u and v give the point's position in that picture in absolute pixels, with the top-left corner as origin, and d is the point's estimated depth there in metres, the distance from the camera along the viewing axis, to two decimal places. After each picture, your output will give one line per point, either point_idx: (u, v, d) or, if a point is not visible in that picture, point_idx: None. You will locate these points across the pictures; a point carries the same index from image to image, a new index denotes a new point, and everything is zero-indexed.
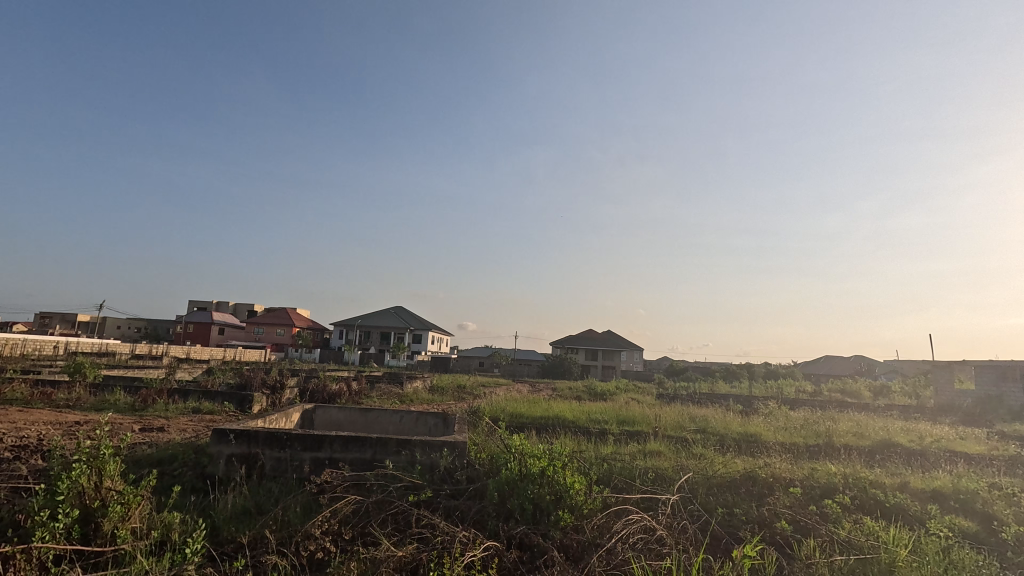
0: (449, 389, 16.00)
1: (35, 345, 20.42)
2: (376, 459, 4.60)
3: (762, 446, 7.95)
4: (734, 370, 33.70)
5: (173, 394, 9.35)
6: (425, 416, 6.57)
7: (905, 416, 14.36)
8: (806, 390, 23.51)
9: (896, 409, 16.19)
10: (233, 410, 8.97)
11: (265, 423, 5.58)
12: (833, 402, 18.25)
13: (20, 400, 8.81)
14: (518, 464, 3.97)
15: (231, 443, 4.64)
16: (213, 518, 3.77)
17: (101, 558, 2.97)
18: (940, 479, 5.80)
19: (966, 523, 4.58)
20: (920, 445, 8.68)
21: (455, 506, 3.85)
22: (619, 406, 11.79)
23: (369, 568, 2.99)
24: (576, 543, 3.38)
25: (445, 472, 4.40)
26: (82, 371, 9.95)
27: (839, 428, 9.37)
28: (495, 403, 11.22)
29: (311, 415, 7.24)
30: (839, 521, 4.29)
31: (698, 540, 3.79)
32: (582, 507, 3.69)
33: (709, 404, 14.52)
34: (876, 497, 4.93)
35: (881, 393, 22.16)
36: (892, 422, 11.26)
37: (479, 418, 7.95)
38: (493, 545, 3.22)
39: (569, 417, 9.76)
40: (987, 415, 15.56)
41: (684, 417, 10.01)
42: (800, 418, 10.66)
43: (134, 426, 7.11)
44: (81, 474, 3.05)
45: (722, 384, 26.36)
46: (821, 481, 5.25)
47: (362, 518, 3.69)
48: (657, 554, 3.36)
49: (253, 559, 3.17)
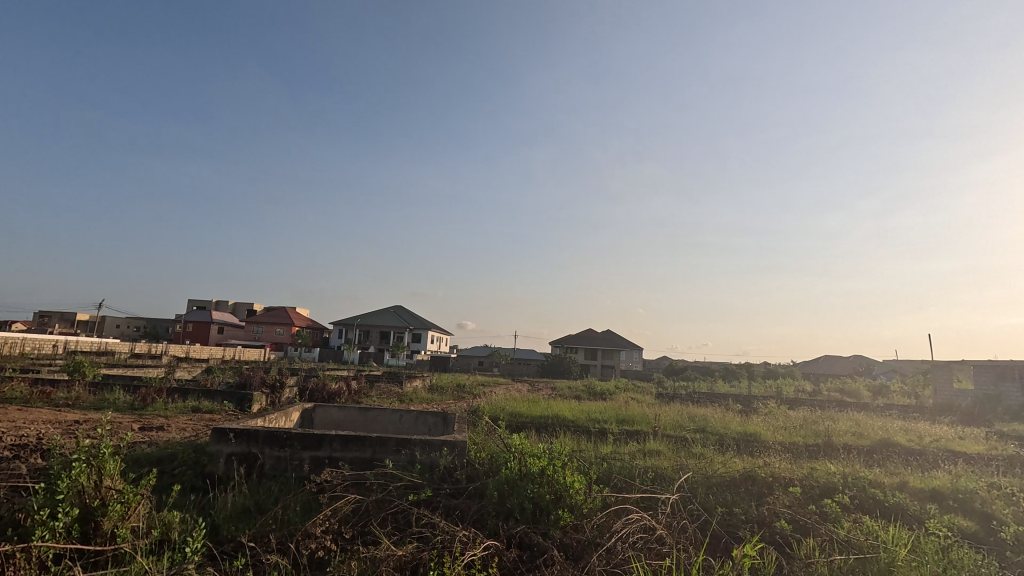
0: (449, 389, 16.01)
1: (34, 344, 20.38)
2: (376, 458, 4.61)
3: (762, 445, 7.96)
4: (733, 369, 33.73)
5: (172, 393, 9.33)
6: (425, 416, 6.58)
7: (905, 415, 14.37)
8: (805, 389, 23.48)
9: (895, 409, 16.20)
10: (232, 409, 8.97)
11: (264, 423, 5.58)
12: (833, 401, 18.27)
13: (19, 399, 8.80)
14: (518, 464, 3.98)
15: (231, 443, 4.64)
16: (213, 517, 3.77)
17: (101, 557, 2.97)
18: (939, 479, 5.81)
19: (966, 522, 4.58)
20: (919, 444, 8.69)
21: (455, 506, 3.85)
22: (618, 406, 11.79)
23: (370, 567, 2.99)
24: (576, 543, 3.39)
25: (445, 471, 4.40)
26: (81, 369, 9.95)
27: (839, 428, 9.38)
28: (495, 403, 11.21)
29: (311, 414, 7.24)
30: (838, 520, 4.30)
31: (698, 539, 3.79)
32: (581, 506, 3.70)
33: (709, 404, 14.53)
34: (875, 496, 4.95)
35: (881, 393, 22.18)
36: (892, 422, 11.26)
37: (479, 417, 7.95)
38: (493, 544, 3.22)
39: (569, 416, 9.77)
40: (986, 415, 15.58)
41: (683, 416, 10.00)
42: (799, 418, 10.66)
43: (133, 425, 7.11)
44: (81, 473, 3.05)
45: (722, 384, 26.37)
46: (821, 480, 5.26)
47: (362, 517, 3.69)
48: (657, 553, 3.37)
49: (253, 558, 3.17)
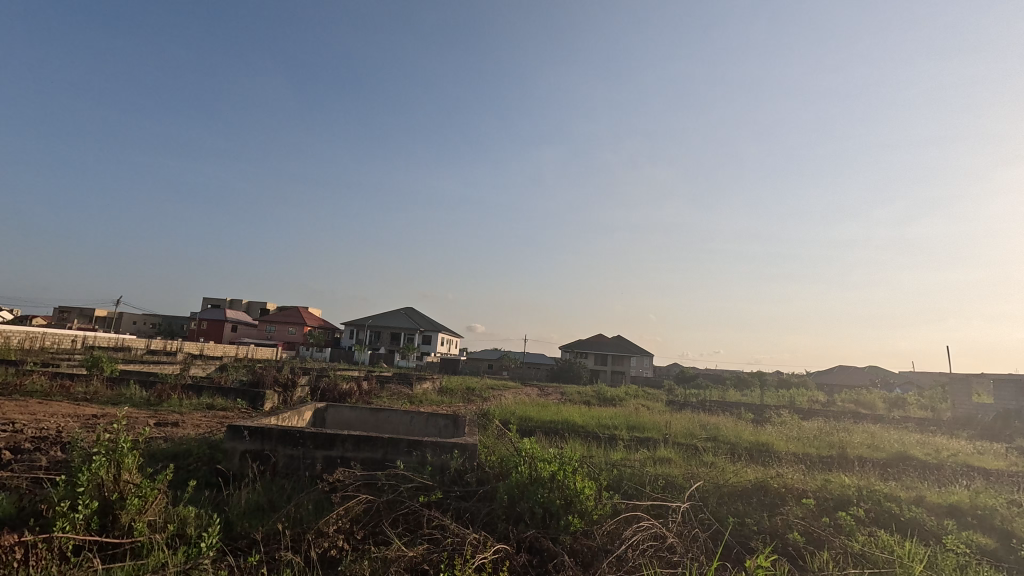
0: (459, 391, 16.08)
1: (53, 338, 20.80)
2: (387, 458, 4.64)
3: (774, 456, 7.87)
4: (745, 378, 33.37)
5: (186, 389, 9.46)
6: (436, 417, 6.62)
7: (922, 429, 13.95)
8: (819, 400, 23.26)
9: (912, 421, 15.83)
10: (245, 406, 9.08)
11: (278, 421, 5.62)
12: (848, 413, 18.00)
13: (40, 392, 9.01)
14: (529, 468, 4.00)
15: (246, 440, 4.69)
16: (227, 512, 3.83)
17: (119, 550, 3.02)
18: (957, 494, 5.70)
19: (984, 539, 4.48)
20: (936, 458, 8.55)
21: (465, 508, 3.87)
22: (629, 412, 11.71)
23: (381, 567, 3.00)
24: (587, 549, 3.36)
25: (456, 473, 4.41)
26: (99, 365, 10.19)
27: (855, 440, 9.26)
28: (504, 406, 11.19)
29: (322, 414, 7.30)
30: (852, 533, 4.24)
31: (710, 548, 3.76)
32: (592, 512, 3.70)
33: (720, 413, 14.35)
34: (891, 511, 4.87)
35: (897, 405, 21.83)
36: (910, 435, 11.03)
37: (489, 420, 7.98)
38: (505, 548, 3.23)
39: (578, 422, 9.72)
40: (1007, 430, 15.19)
41: (694, 424, 9.92)
42: (813, 428, 10.51)
43: (149, 420, 7.20)
44: (101, 466, 3.13)
45: (734, 393, 25.98)
46: (835, 493, 5.19)
47: (374, 517, 3.72)
48: (668, 563, 3.34)
49: (267, 555, 3.21)
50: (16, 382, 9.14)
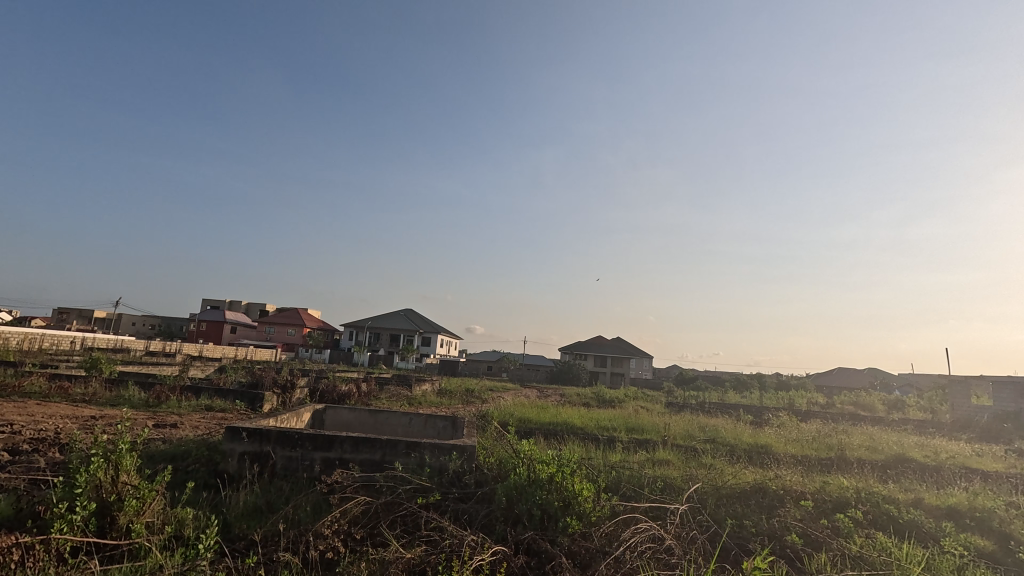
0: (459, 393, 16.11)
1: (53, 339, 20.85)
2: (386, 460, 4.63)
3: (772, 457, 7.88)
4: (745, 379, 33.41)
5: (185, 390, 9.45)
6: (434, 419, 6.61)
7: (922, 432, 13.91)
8: (819, 401, 23.30)
9: (911, 424, 15.75)
10: (243, 408, 9.06)
11: (276, 423, 5.63)
12: (849, 414, 18.04)
13: (39, 393, 9.00)
14: (528, 470, 4.01)
15: (244, 441, 4.69)
16: (225, 514, 3.82)
17: (117, 551, 3.02)
18: (956, 496, 5.69)
19: (982, 542, 4.48)
20: (935, 460, 8.55)
21: (463, 510, 3.87)
22: (628, 414, 11.79)
23: (379, 568, 3.01)
24: (585, 551, 3.36)
25: (454, 475, 4.41)
26: (98, 365, 10.19)
27: (853, 441, 9.27)
28: (503, 408, 11.20)
29: (321, 416, 7.28)
30: (851, 535, 4.24)
31: (708, 550, 3.77)
32: (590, 515, 3.69)
33: (722, 414, 14.42)
34: (889, 513, 4.87)
35: (897, 407, 21.84)
36: (909, 438, 11.03)
37: (489, 422, 7.99)
38: (502, 550, 3.23)
39: (578, 424, 9.71)
40: (1007, 432, 15.22)
41: (693, 426, 9.94)
42: (812, 430, 10.55)
43: (147, 422, 7.17)
44: (99, 468, 3.14)
45: (733, 394, 26.04)
46: (834, 494, 5.20)
47: (372, 518, 3.72)
48: (666, 564, 3.35)
49: (264, 556, 3.20)
50: (15, 383, 9.13)
